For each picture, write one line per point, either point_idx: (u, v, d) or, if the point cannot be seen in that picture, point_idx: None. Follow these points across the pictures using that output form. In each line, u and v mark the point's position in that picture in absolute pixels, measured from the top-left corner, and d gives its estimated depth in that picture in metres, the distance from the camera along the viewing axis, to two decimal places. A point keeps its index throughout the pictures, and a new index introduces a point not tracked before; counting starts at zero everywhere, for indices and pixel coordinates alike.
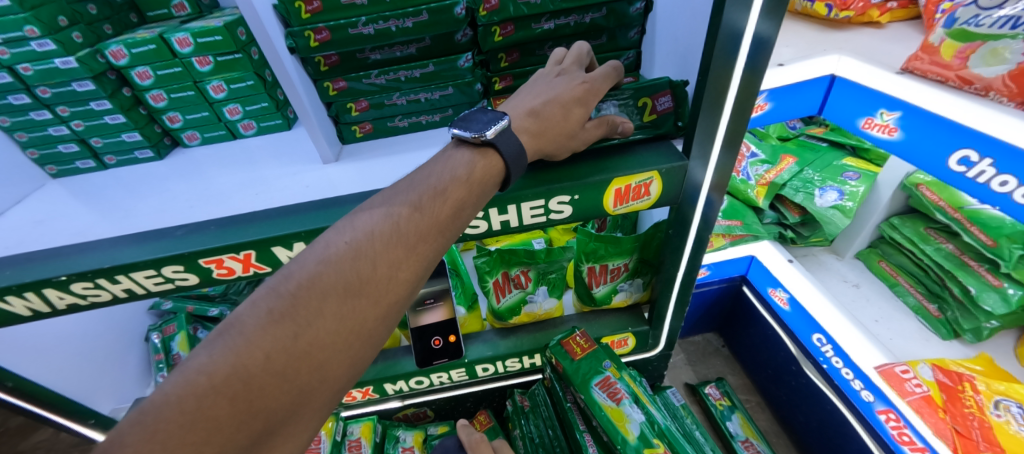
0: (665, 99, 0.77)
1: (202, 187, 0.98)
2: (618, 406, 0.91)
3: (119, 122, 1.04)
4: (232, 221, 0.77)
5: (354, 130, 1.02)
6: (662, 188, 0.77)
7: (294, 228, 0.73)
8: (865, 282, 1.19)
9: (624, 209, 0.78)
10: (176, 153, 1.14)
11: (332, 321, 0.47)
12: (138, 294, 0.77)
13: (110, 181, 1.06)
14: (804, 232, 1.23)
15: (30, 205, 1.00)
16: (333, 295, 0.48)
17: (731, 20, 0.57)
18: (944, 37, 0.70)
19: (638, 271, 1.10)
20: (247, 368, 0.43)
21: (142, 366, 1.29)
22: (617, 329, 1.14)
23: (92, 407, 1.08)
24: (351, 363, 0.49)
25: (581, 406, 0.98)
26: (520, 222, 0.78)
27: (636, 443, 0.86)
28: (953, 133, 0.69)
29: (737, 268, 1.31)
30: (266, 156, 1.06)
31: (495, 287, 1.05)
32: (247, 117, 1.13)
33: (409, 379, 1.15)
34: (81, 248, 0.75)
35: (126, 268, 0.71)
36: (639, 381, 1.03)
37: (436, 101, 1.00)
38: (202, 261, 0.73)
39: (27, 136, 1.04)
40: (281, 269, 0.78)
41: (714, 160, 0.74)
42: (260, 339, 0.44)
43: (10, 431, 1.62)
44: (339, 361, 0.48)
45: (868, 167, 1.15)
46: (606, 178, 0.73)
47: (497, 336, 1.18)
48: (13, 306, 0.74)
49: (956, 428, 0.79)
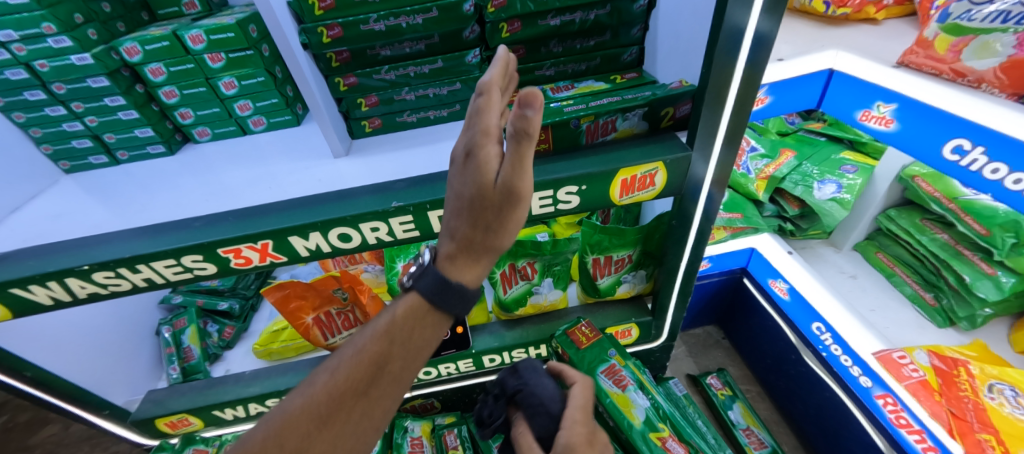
0: (684, 107, 0.81)
1: (216, 181, 1.00)
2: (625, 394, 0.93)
3: (132, 118, 1.06)
4: (249, 212, 0.79)
5: (364, 125, 1.04)
6: (666, 178, 0.79)
7: (311, 218, 0.75)
8: (862, 273, 1.22)
9: (629, 199, 0.81)
10: (187, 149, 1.17)
11: (348, 386, 0.51)
12: (157, 284, 0.78)
13: (123, 177, 1.08)
14: (802, 225, 1.25)
15: (45, 201, 1.01)
16: (351, 362, 0.52)
17: (733, 19, 0.60)
18: (938, 31, 0.73)
19: (642, 262, 1.13)
20: (293, 415, 0.50)
21: (153, 359, 1.30)
22: (621, 319, 1.16)
23: (105, 397, 1.11)
24: (373, 429, 0.52)
25: None
26: (529, 212, 0.80)
27: (642, 427, 0.88)
28: (946, 124, 0.71)
29: (737, 261, 1.33)
30: (276, 152, 1.08)
31: (502, 278, 1.08)
32: (257, 113, 1.15)
33: (418, 370, 1.17)
34: (102, 239, 0.77)
35: (147, 257, 0.73)
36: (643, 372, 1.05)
37: (443, 96, 1.02)
38: (220, 250, 0.75)
39: (41, 131, 1.06)
40: (296, 259, 0.80)
41: (715, 155, 0.76)
42: (283, 408, 0.51)
43: (20, 426, 1.63)
44: (372, 414, 0.52)
45: (866, 161, 1.18)
46: (613, 168, 0.75)
47: (503, 327, 1.20)
48: (35, 295, 0.75)
49: (952, 410, 0.82)
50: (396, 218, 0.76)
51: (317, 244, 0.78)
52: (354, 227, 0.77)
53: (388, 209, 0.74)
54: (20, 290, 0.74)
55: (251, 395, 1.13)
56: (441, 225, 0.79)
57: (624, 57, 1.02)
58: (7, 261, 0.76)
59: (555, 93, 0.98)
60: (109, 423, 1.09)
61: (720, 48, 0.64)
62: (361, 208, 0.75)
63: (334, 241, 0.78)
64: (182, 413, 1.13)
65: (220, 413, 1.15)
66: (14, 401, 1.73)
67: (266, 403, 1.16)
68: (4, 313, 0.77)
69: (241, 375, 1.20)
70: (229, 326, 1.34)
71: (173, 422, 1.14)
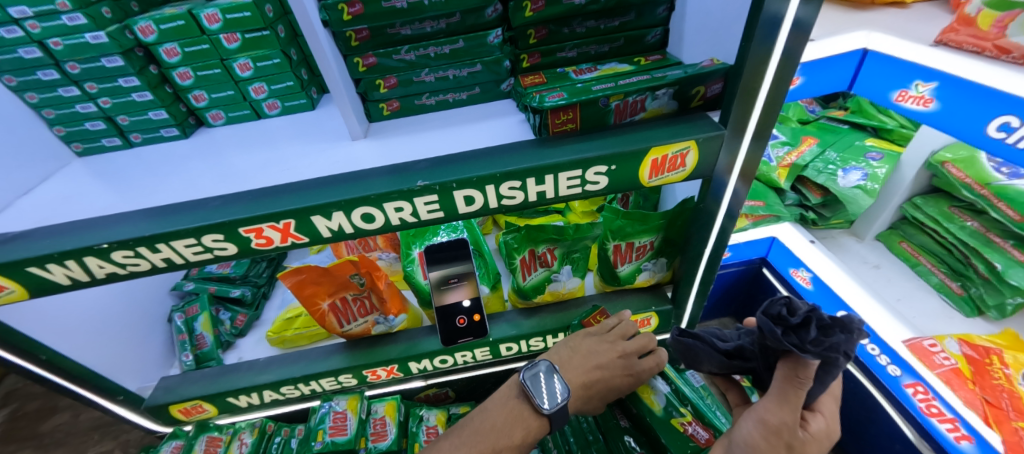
0: (715, 86, 0.79)
1: (232, 164, 0.98)
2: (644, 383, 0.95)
3: (146, 100, 1.04)
4: (269, 191, 0.77)
5: (381, 108, 1.02)
6: (697, 159, 0.77)
7: (333, 196, 0.73)
8: (885, 263, 1.19)
9: (658, 181, 0.79)
10: (200, 133, 1.15)
11: None
12: (176, 264, 0.77)
13: (136, 161, 1.06)
14: (825, 213, 1.23)
15: (58, 184, 1.00)
16: None
17: (772, 5, 0.59)
18: (980, 7, 0.69)
19: (663, 250, 1.10)
20: None
21: (165, 346, 1.29)
22: (641, 308, 1.14)
23: (120, 381, 1.10)
24: None
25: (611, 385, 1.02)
26: (556, 193, 0.78)
27: (662, 414, 0.89)
28: (992, 99, 0.69)
29: (757, 250, 1.31)
30: (292, 136, 1.07)
31: (522, 265, 1.05)
32: (272, 96, 1.13)
33: (434, 358, 1.16)
34: (120, 218, 0.76)
35: (167, 236, 0.72)
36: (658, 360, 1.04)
37: (463, 78, 1.00)
38: (242, 230, 0.73)
39: (55, 113, 1.04)
40: (317, 240, 0.78)
41: (742, 152, 0.77)
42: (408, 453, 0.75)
43: (30, 414, 1.63)
44: None
45: (890, 148, 1.16)
46: (644, 147, 0.73)
47: (520, 316, 1.19)
48: (53, 275, 0.74)
49: (987, 398, 0.81)
50: (421, 198, 0.74)
51: (339, 225, 0.76)
52: (377, 208, 0.75)
53: (413, 188, 0.72)
54: (38, 269, 0.73)
55: (266, 383, 1.12)
56: (466, 205, 0.77)
57: (648, 39, 1.00)
58: (24, 240, 0.74)
59: (578, 75, 0.96)
60: (123, 408, 1.07)
61: (758, 32, 0.63)
62: (385, 187, 0.73)
63: (357, 221, 0.76)
64: (195, 400, 1.12)
65: (234, 400, 1.14)
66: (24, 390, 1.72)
67: (280, 391, 1.15)
68: (21, 293, 0.76)
69: (255, 362, 1.19)
70: (241, 313, 1.32)
71: (187, 409, 1.13)
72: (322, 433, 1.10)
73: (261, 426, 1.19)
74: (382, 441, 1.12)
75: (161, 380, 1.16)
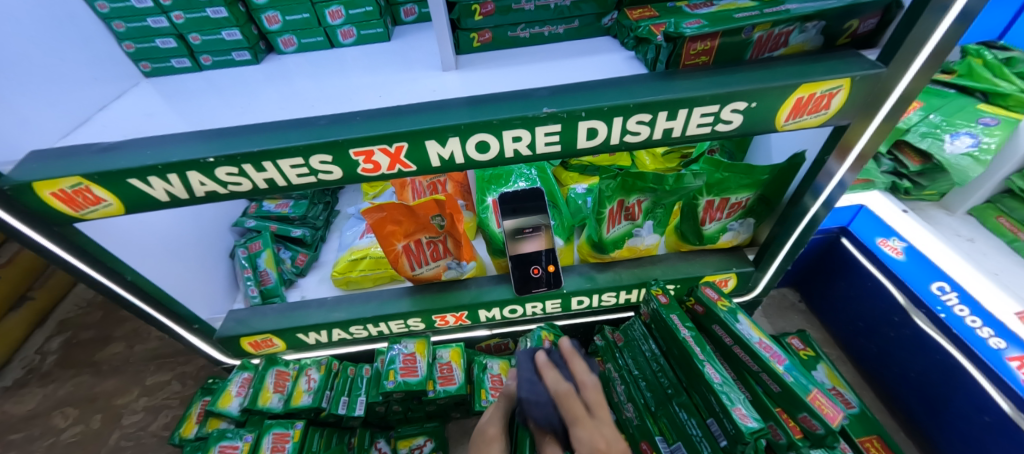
0: (870, 21, 0.71)
1: (312, 85, 0.91)
2: (694, 334, 0.95)
3: (221, 17, 0.98)
4: (377, 113, 0.72)
5: (472, 38, 0.95)
6: (844, 100, 0.71)
7: (452, 120, 0.68)
8: (979, 237, 1.14)
9: (794, 124, 0.74)
10: (272, 59, 1.09)
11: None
12: (278, 186, 0.74)
13: (205, 83, 1.00)
14: (922, 182, 1.17)
15: (129, 101, 0.95)
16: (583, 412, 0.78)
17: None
18: None
19: (755, 209, 1.06)
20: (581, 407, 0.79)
21: (229, 280, 1.29)
22: (721, 268, 1.11)
23: (195, 309, 1.11)
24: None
25: (675, 348, 0.96)
26: (682, 132, 0.73)
27: (747, 338, 0.93)
28: None
29: (839, 218, 1.25)
30: (371, 62, 1.00)
31: (609, 216, 1.01)
32: (349, 23, 1.05)
33: (504, 307, 1.14)
34: (215, 134, 0.72)
35: (276, 155, 0.68)
36: (737, 320, 0.98)
37: (565, 8, 0.91)
38: (352, 151, 0.69)
39: (124, 26, 0.98)
40: (425, 168, 0.75)
41: (882, 116, 0.74)
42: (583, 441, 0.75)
43: (85, 343, 1.67)
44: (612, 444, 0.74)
45: (1005, 113, 1.08)
46: (794, 83, 0.67)
47: (593, 270, 1.16)
48: (153, 190, 0.71)
49: None
50: (543, 127, 0.69)
51: (451, 153, 0.72)
52: (494, 135, 0.70)
53: (539, 116, 0.67)
54: (138, 183, 0.69)
55: (336, 321, 1.11)
56: (588, 139, 0.72)
57: None
58: (121, 151, 0.71)
59: (693, 9, 0.86)
60: (198, 337, 1.09)
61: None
62: (507, 112, 0.67)
63: (470, 150, 0.72)
64: (266, 334, 1.13)
65: (303, 336, 1.14)
66: (75, 320, 1.75)
67: (349, 330, 1.14)
68: (119, 206, 0.74)
69: (323, 300, 1.18)
70: (302, 253, 1.31)
71: (257, 342, 1.15)
72: (393, 373, 1.08)
73: (328, 364, 1.19)
74: (451, 385, 1.12)
75: (230, 312, 1.17)
